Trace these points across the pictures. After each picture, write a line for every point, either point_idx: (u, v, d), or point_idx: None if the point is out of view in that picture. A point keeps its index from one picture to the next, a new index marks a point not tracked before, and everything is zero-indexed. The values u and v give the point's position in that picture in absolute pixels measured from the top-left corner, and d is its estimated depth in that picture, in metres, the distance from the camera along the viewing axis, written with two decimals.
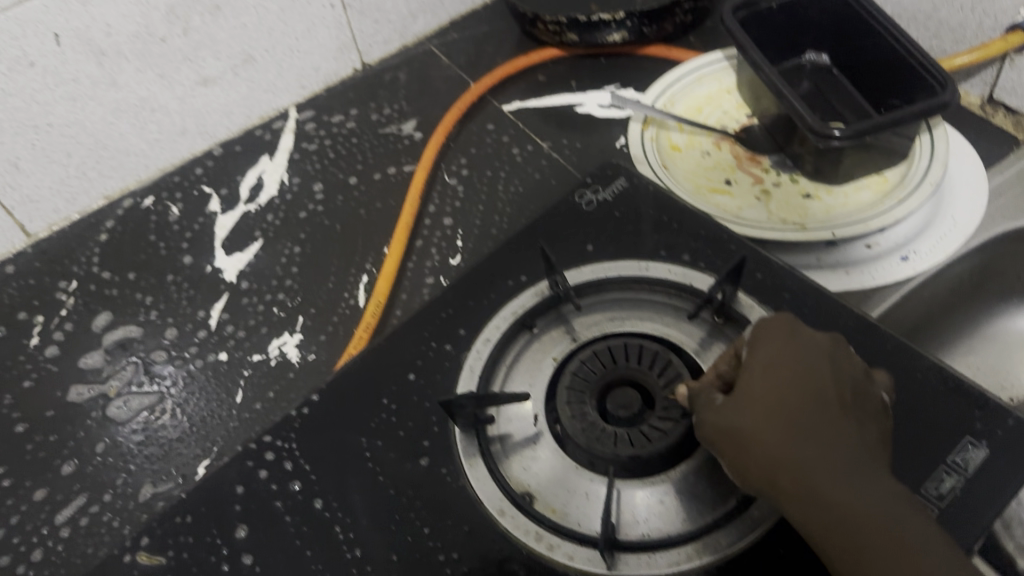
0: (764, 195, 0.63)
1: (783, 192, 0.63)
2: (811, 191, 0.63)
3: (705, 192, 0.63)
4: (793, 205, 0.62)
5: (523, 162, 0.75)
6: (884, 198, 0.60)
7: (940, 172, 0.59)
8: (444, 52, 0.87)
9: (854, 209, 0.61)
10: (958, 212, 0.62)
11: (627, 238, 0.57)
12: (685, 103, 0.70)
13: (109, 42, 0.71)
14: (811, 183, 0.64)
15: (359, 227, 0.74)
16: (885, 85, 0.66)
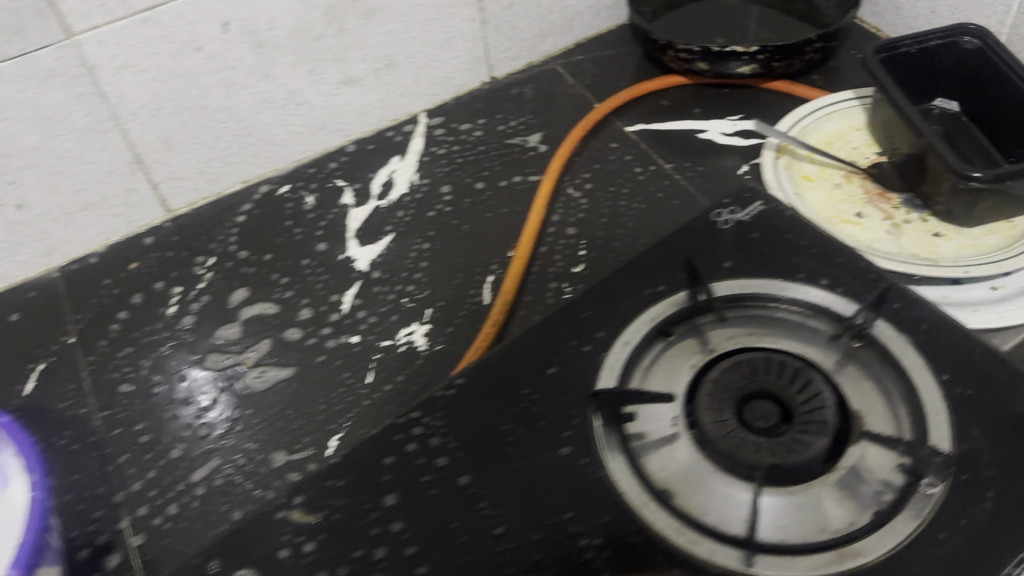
0: (894, 230, 0.65)
1: (913, 228, 0.65)
2: (941, 231, 0.64)
3: (837, 222, 0.65)
4: (923, 241, 0.64)
5: (645, 183, 0.77)
6: (1015, 243, 0.62)
7: None
8: (569, 71, 0.91)
9: (984, 252, 0.62)
10: None
11: (764, 258, 0.59)
12: (816, 136, 0.72)
13: (269, 35, 0.76)
14: (941, 223, 0.65)
15: (485, 230, 0.77)
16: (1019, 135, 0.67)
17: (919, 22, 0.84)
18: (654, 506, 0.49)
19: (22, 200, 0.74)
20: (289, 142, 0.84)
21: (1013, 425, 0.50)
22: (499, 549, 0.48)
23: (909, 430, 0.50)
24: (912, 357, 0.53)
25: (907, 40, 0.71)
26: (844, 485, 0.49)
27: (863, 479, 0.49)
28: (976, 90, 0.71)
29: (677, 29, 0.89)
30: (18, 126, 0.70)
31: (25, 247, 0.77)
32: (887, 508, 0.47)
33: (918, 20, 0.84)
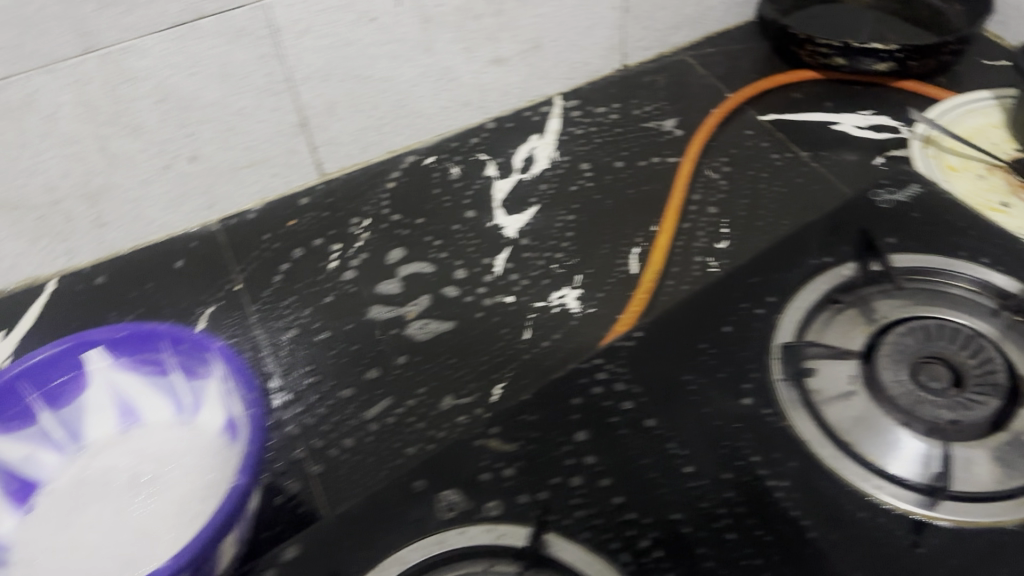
0: None
1: None
2: None
3: (984, 208, 0.68)
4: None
5: (783, 168, 0.81)
6: None
7: None
8: (699, 63, 0.95)
9: None
10: None
11: (926, 236, 0.64)
12: (957, 130, 0.76)
13: (436, 11, 0.80)
14: None
15: (628, 205, 0.81)
16: None
17: None
18: (837, 452, 0.52)
19: (198, 153, 0.79)
20: (437, 114, 0.88)
21: None
22: (694, 486, 0.52)
23: None
24: None
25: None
26: (1018, 442, 0.51)
27: None
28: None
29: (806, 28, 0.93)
30: (205, 82, 0.75)
31: (193, 198, 0.82)
32: None
33: None
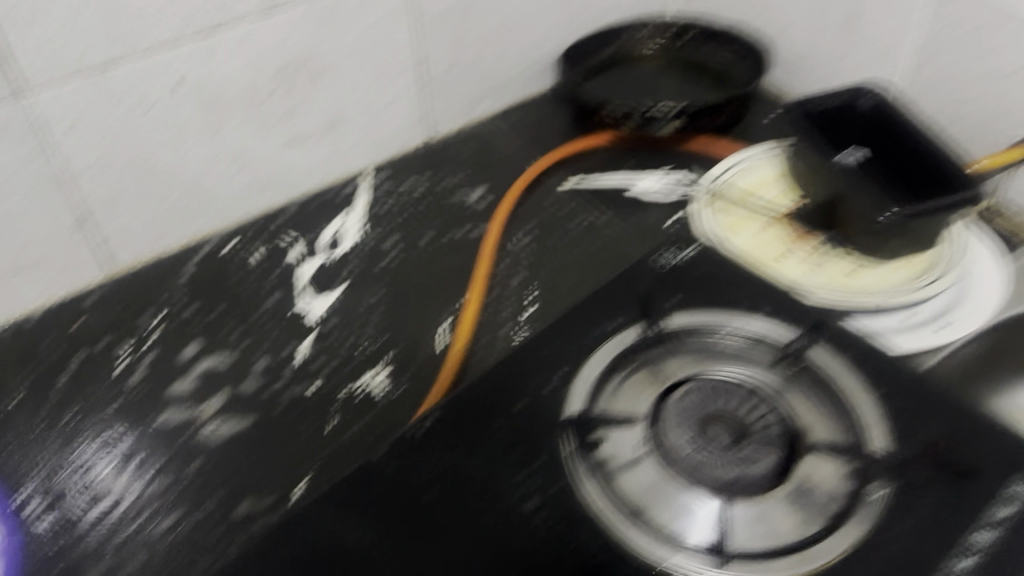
0: (816, 267, 0.71)
1: (833, 265, 0.71)
2: (856, 267, 0.71)
3: (763, 261, 0.72)
4: (840, 276, 0.70)
5: (583, 233, 0.83)
6: (918, 278, 0.68)
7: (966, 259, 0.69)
8: (504, 134, 0.97)
9: (896, 283, 0.69)
10: (981, 293, 0.68)
11: (712, 289, 0.66)
12: (740, 187, 0.80)
13: (219, 96, 0.77)
14: (855, 259, 0.71)
15: (435, 280, 0.80)
16: (924, 186, 0.74)
17: (817, 83, 0.94)
18: (627, 521, 0.52)
19: None
20: (236, 198, 0.85)
21: (921, 433, 0.55)
22: None
23: (846, 430, 0.56)
24: (848, 377, 0.58)
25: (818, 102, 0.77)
26: (799, 492, 0.53)
27: (814, 488, 0.53)
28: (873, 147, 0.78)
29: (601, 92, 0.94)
30: None
31: None
32: (840, 513, 0.52)
33: (817, 84, 0.94)
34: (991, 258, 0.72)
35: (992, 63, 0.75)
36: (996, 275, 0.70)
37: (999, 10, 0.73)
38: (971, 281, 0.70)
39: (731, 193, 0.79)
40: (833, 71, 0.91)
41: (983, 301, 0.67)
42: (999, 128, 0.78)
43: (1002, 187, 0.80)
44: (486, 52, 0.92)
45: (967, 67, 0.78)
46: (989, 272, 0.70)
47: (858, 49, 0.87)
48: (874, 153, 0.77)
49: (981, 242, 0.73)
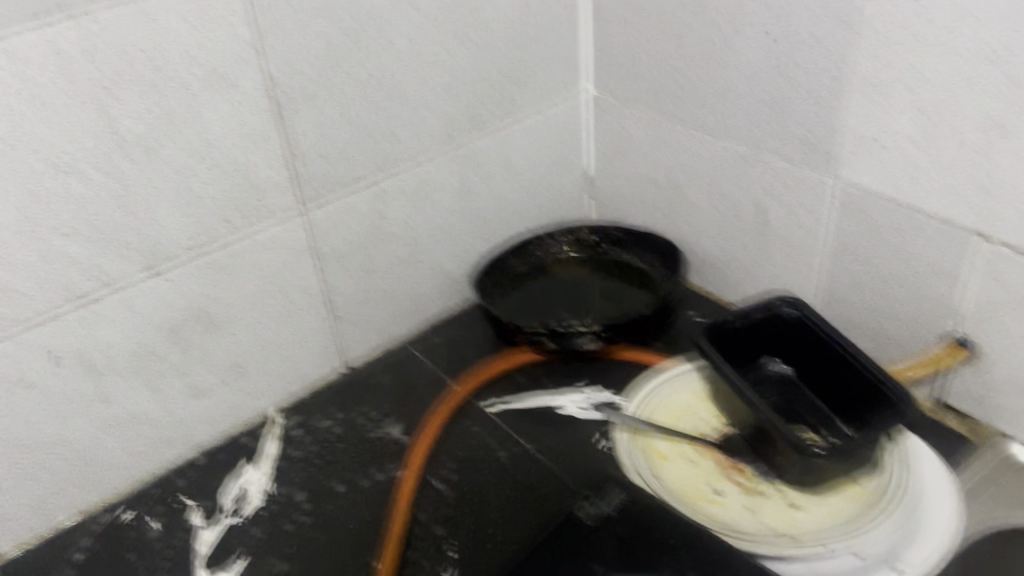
0: (752, 507, 0.65)
1: (770, 503, 0.65)
2: (796, 501, 0.65)
3: (697, 500, 0.66)
4: (783, 514, 0.64)
5: (510, 465, 0.77)
6: (865, 511, 0.63)
7: (912, 482, 0.64)
8: (426, 354, 0.92)
9: (840, 520, 0.63)
10: (935, 516, 0.63)
11: (641, 546, 0.59)
12: (662, 412, 0.74)
13: (106, 363, 0.73)
14: (794, 494, 0.66)
15: (349, 537, 0.73)
16: (853, 399, 0.70)
17: (740, 282, 0.91)
18: None
19: None
20: (135, 461, 0.79)
21: None
22: None
23: None
24: None
25: (733, 316, 0.73)
26: None
27: None
28: (798, 355, 0.74)
29: (522, 307, 0.95)
30: None
31: None
32: None
33: (741, 283, 0.92)
34: (934, 470, 0.66)
35: (907, 261, 0.73)
36: (943, 492, 0.64)
37: (909, 209, 0.71)
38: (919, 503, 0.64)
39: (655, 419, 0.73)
40: (753, 269, 0.89)
41: (936, 528, 0.62)
42: (926, 328, 0.74)
43: (943, 384, 0.76)
44: (400, 276, 0.90)
45: (885, 267, 0.76)
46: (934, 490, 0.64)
47: (774, 249, 0.86)
48: (796, 364, 0.74)
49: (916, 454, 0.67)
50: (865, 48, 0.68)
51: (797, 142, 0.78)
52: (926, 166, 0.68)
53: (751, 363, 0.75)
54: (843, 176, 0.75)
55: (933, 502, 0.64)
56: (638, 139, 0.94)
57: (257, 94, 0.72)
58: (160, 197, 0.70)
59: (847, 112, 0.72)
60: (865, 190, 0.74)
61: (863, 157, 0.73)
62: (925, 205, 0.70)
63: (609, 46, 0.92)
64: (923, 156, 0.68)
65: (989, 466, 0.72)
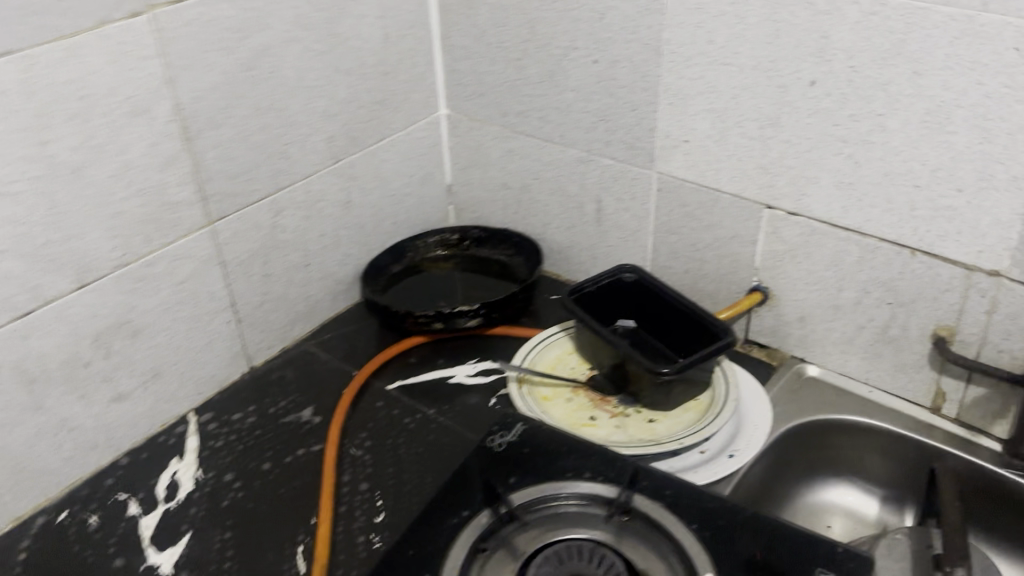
0: (620, 424, 0.82)
1: (633, 420, 0.83)
2: (653, 417, 0.83)
3: (578, 425, 0.82)
4: (643, 428, 0.82)
5: (416, 429, 0.90)
6: (704, 416, 0.82)
7: (736, 392, 0.84)
8: (321, 349, 1.03)
9: (686, 425, 0.82)
10: (756, 420, 0.84)
11: (544, 460, 0.74)
12: (541, 364, 0.91)
13: (39, 372, 0.79)
14: (650, 411, 0.84)
15: (283, 503, 0.83)
16: (686, 336, 0.89)
17: (585, 263, 1.10)
18: None
19: None
20: (64, 466, 0.84)
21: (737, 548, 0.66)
22: None
23: (675, 559, 0.66)
24: (671, 519, 0.68)
25: (589, 284, 0.91)
26: None
27: None
28: (640, 315, 0.93)
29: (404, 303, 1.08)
30: None
31: None
32: None
33: (585, 264, 1.10)
34: (752, 389, 0.88)
35: (713, 230, 0.95)
36: (760, 404, 0.86)
37: (711, 190, 0.93)
38: (743, 413, 0.85)
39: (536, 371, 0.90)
40: (594, 252, 1.08)
41: (756, 428, 0.83)
42: (732, 281, 0.96)
43: (748, 324, 0.98)
44: (295, 280, 1.01)
45: (697, 237, 0.97)
46: (753, 404, 0.86)
47: (611, 232, 1.05)
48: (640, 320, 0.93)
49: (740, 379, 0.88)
50: (669, 66, 0.89)
51: (622, 143, 0.97)
52: (719, 154, 0.90)
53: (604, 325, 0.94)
54: (661, 168, 0.96)
55: (753, 411, 0.85)
56: (490, 150, 1.11)
57: (170, 119, 0.81)
58: (87, 215, 0.78)
59: (659, 117, 0.93)
60: (678, 176, 0.95)
61: (673, 152, 0.94)
62: (723, 185, 0.92)
63: (459, 72, 1.08)
64: (718, 147, 0.90)
65: (784, 380, 0.94)
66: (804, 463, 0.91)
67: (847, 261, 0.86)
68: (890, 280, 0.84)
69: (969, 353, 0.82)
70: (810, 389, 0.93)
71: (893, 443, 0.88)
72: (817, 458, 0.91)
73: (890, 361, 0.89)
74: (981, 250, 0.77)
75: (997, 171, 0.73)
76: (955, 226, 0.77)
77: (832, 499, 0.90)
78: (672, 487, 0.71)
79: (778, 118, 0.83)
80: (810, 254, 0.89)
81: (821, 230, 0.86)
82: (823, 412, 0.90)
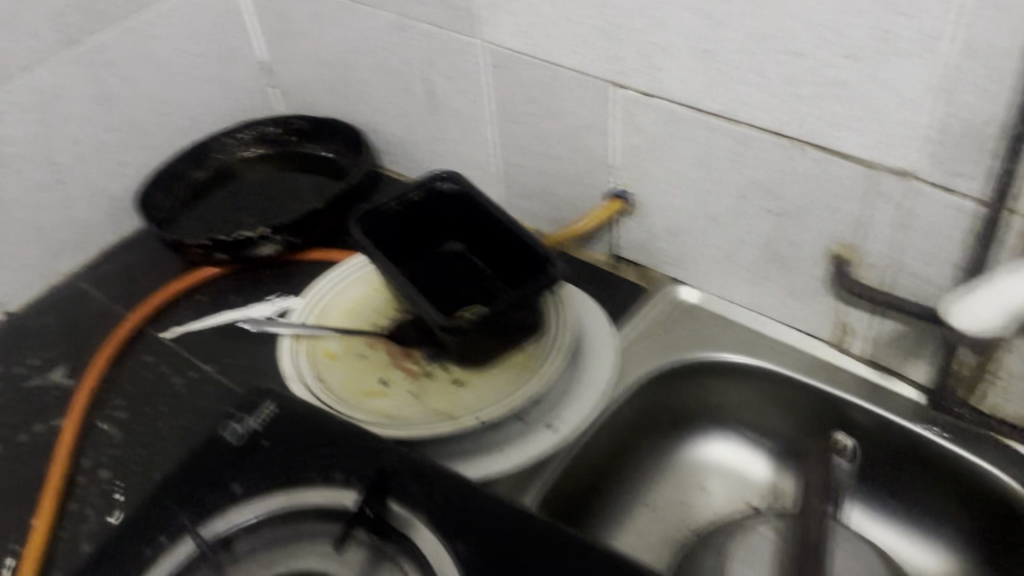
0: (418, 389, 0.64)
1: (435, 383, 0.64)
2: (461, 377, 0.65)
3: (363, 394, 0.63)
4: (445, 394, 0.63)
5: (186, 392, 0.71)
6: (524, 373, 0.64)
7: (568, 337, 0.65)
8: (95, 285, 0.83)
9: (500, 386, 0.63)
10: (596, 371, 0.66)
11: (289, 455, 0.56)
12: (336, 309, 0.71)
13: None
14: (460, 369, 0.65)
15: (3, 502, 0.65)
16: (516, 265, 0.69)
17: (427, 160, 0.88)
18: None
19: None
20: None
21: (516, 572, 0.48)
22: None
23: None
24: (432, 538, 0.50)
25: (388, 201, 0.69)
26: None
27: None
28: (467, 232, 0.72)
29: (202, 222, 0.86)
30: None
31: None
32: None
33: (427, 161, 0.88)
34: (596, 331, 0.69)
35: (560, 117, 0.73)
36: (606, 349, 0.67)
37: (549, 64, 0.69)
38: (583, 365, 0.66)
39: (328, 318, 0.70)
40: (433, 146, 0.86)
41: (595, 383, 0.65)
42: (590, 183, 0.75)
43: (614, 236, 0.77)
44: (44, 202, 0.79)
45: (543, 126, 0.74)
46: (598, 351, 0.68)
47: (448, 121, 0.82)
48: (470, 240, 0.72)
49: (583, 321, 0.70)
50: None
51: (439, 3, 0.73)
52: (553, 14, 0.66)
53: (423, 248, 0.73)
54: (488, 36, 0.72)
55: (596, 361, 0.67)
56: (297, 17, 0.86)
57: None
58: None
59: None
60: (509, 46, 0.71)
61: (498, 13, 0.70)
62: (563, 58, 0.68)
63: None
64: (547, 5, 0.66)
65: (655, 311, 0.75)
66: (673, 414, 0.72)
67: (716, 156, 0.65)
68: (771, 181, 0.63)
69: (876, 280, 0.62)
70: (688, 319, 0.74)
71: (781, 389, 0.69)
72: (692, 404, 0.72)
73: (781, 285, 0.68)
74: (886, 142, 0.56)
75: (898, 27, 0.50)
76: (846, 108, 0.56)
77: (695, 465, 0.72)
78: (449, 486, 0.53)
79: None
80: (676, 150, 0.67)
81: (686, 117, 0.64)
82: (700, 349, 0.71)
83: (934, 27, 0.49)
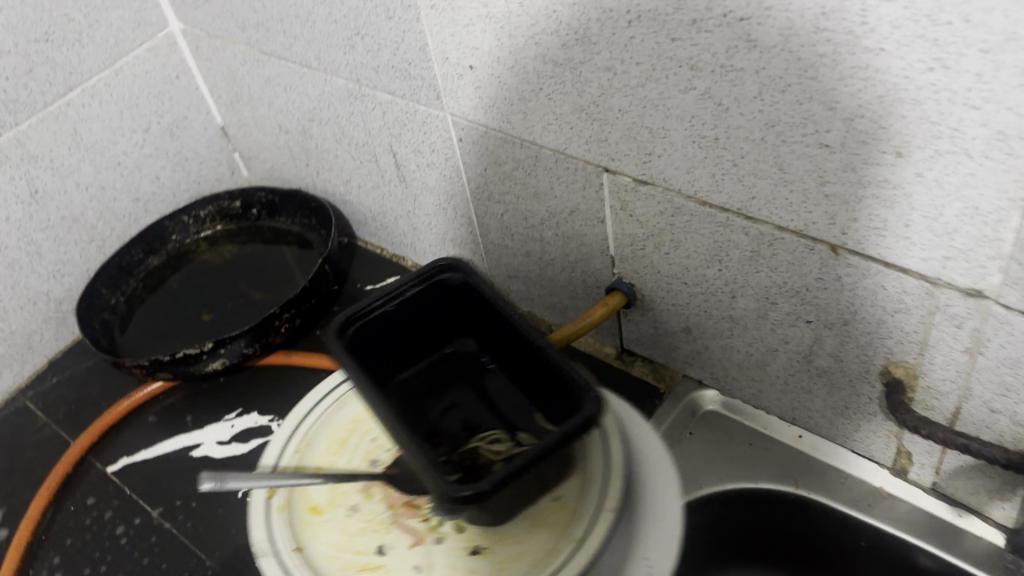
0: (422, 562, 0.48)
1: (443, 553, 0.48)
2: (478, 544, 0.48)
3: (352, 572, 0.48)
4: (456, 574, 0.47)
5: (129, 547, 0.62)
6: (559, 542, 0.47)
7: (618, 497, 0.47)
8: (42, 403, 0.74)
9: (530, 565, 0.46)
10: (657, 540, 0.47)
11: None
12: (326, 438, 0.55)
13: None
14: (477, 530, 0.49)
15: None
16: (541, 397, 0.51)
17: (406, 236, 0.77)
18: None
19: None
20: None
21: None
22: None
23: None
24: None
25: (377, 299, 0.51)
26: None
27: None
28: (481, 324, 0.54)
29: (152, 333, 0.75)
30: None
31: None
32: None
33: (406, 236, 0.77)
34: (658, 474, 0.50)
35: (544, 201, 0.60)
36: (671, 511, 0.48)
37: (525, 143, 0.57)
38: (643, 533, 0.48)
39: (312, 454, 0.54)
40: (410, 221, 0.74)
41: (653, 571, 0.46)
42: (586, 273, 0.63)
43: (619, 331, 0.65)
44: None
45: (526, 209, 0.62)
46: (657, 507, 0.49)
47: (422, 197, 0.71)
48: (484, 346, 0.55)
49: (641, 454, 0.51)
50: None
51: (394, 71, 0.61)
52: (523, 89, 0.54)
53: (425, 338, 0.55)
54: (452, 109, 0.60)
55: (656, 526, 0.48)
56: (245, 80, 0.75)
57: None
58: None
59: (425, 29, 0.56)
60: (477, 122, 0.59)
61: (459, 83, 0.57)
62: (538, 136, 0.56)
63: None
64: (515, 77, 0.53)
65: (672, 420, 0.62)
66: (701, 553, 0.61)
67: (731, 255, 0.52)
68: (802, 289, 0.50)
69: (943, 409, 0.49)
70: (720, 435, 0.62)
71: (825, 526, 0.58)
72: (723, 539, 0.61)
73: (822, 401, 0.56)
74: (949, 258, 0.42)
75: (963, 124, 0.37)
76: (895, 215, 0.43)
77: None
78: None
79: (586, 27, 0.47)
80: (681, 246, 0.54)
81: (689, 210, 0.51)
82: (733, 475, 0.59)
83: (1016, 125, 0.36)
